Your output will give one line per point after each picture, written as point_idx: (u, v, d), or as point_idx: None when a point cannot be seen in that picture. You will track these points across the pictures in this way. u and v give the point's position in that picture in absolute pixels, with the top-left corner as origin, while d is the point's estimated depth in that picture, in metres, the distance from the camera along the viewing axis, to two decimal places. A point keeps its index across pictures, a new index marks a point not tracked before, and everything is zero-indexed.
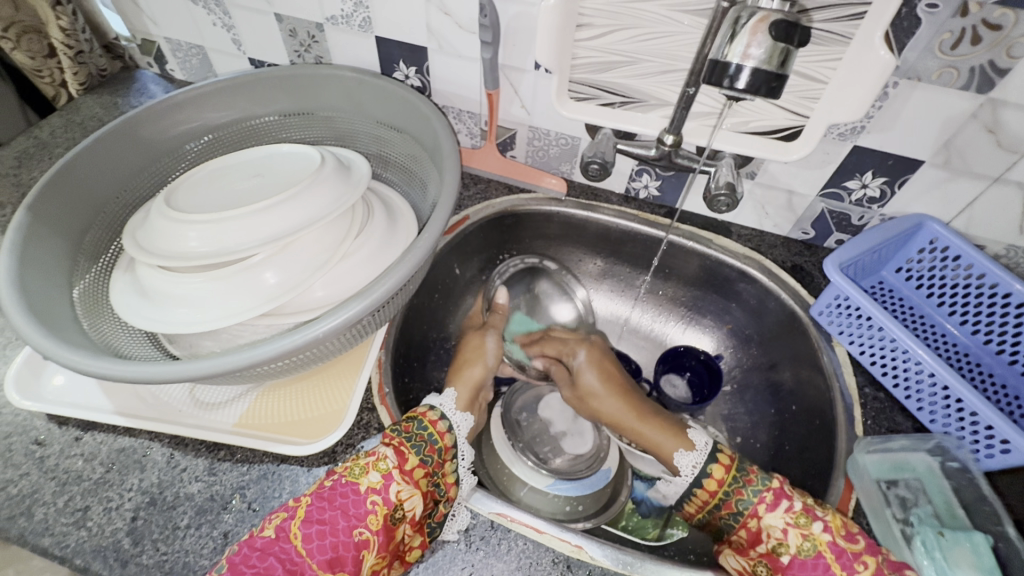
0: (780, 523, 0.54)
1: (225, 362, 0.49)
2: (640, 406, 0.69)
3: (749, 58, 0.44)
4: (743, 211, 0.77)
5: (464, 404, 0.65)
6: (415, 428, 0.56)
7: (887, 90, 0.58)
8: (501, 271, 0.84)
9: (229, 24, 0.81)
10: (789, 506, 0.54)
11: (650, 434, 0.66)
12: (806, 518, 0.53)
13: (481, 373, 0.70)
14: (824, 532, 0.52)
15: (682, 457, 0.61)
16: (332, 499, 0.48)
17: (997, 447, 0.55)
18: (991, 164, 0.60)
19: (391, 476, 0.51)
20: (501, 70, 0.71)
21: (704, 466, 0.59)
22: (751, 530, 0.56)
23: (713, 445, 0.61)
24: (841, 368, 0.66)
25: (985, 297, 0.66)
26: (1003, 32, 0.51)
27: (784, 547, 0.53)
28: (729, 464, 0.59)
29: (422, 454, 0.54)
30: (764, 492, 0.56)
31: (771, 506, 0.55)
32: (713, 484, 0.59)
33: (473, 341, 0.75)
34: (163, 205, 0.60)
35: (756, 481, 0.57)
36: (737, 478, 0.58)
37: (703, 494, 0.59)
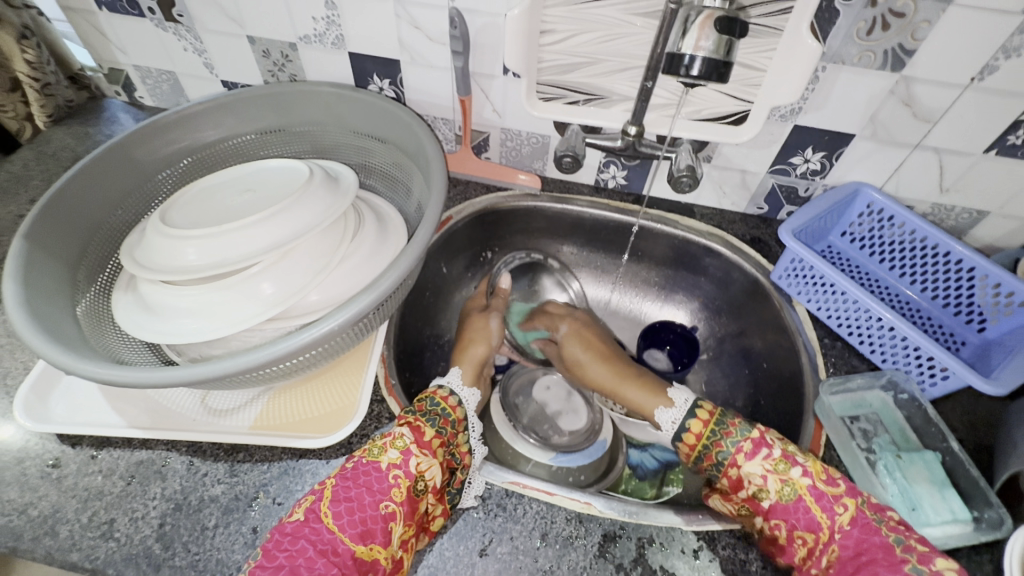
0: (759, 470, 0.58)
1: (236, 363, 0.51)
2: (625, 374, 0.75)
3: (700, 50, 0.50)
4: (704, 193, 0.84)
5: (471, 380, 0.72)
6: (428, 406, 0.61)
7: (817, 74, 0.66)
8: (505, 262, 0.90)
9: (200, 49, 0.83)
10: (768, 453, 0.58)
11: (633, 398, 0.73)
12: (784, 464, 0.57)
13: (484, 352, 0.77)
14: (803, 476, 0.56)
15: (662, 414, 0.68)
16: (356, 478, 0.52)
17: (938, 376, 0.63)
18: (910, 133, 0.69)
19: (410, 451, 0.54)
20: (472, 77, 0.76)
21: (684, 421, 0.65)
22: (733, 478, 0.59)
23: (694, 402, 0.66)
24: (802, 324, 0.73)
25: (918, 250, 0.74)
26: (908, 19, 0.59)
27: (765, 492, 0.57)
28: (708, 418, 0.64)
29: (438, 427, 0.59)
30: (743, 442, 0.60)
31: (749, 454, 0.59)
32: (692, 438, 0.64)
33: (478, 323, 0.80)
34: (159, 222, 0.62)
35: (735, 432, 0.61)
36: (715, 431, 0.62)
37: (685, 445, 0.65)
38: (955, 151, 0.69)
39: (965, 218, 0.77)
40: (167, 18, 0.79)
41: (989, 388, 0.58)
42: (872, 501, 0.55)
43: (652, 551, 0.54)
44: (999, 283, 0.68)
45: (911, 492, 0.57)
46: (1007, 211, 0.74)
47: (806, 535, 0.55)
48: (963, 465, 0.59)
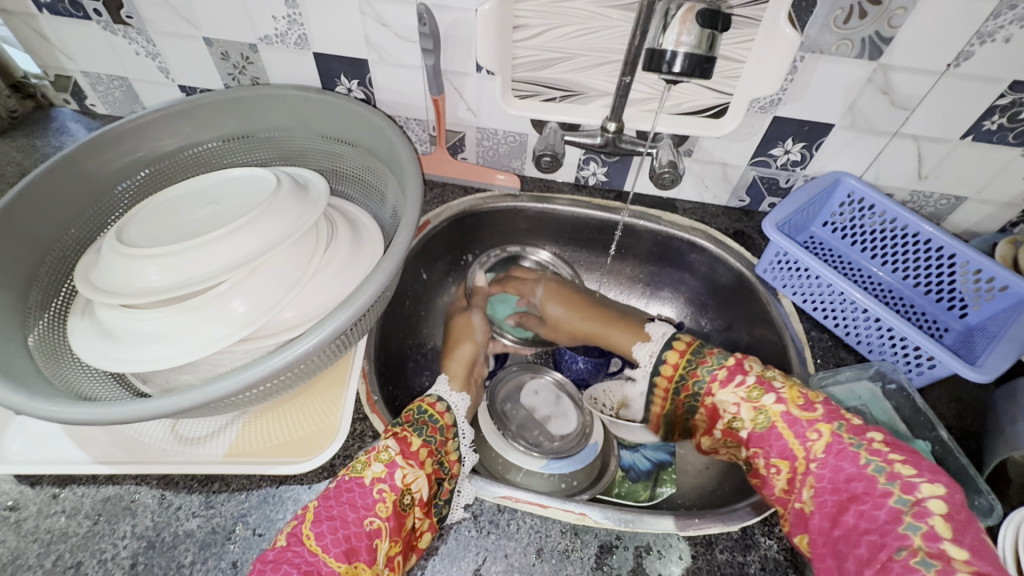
0: (732, 398, 0.62)
1: (205, 393, 0.48)
2: (608, 318, 0.79)
3: (682, 46, 0.48)
4: (686, 187, 0.83)
5: (461, 383, 0.70)
6: (416, 416, 0.60)
7: (795, 64, 0.65)
8: (481, 260, 0.88)
9: (154, 52, 0.78)
10: (740, 381, 0.61)
11: (619, 341, 0.77)
12: (757, 391, 0.60)
13: (472, 350, 0.75)
14: (776, 404, 0.58)
15: (642, 350, 0.73)
16: (338, 495, 0.50)
17: (925, 364, 0.63)
18: (888, 121, 0.69)
19: (395, 464, 0.53)
20: (444, 75, 0.73)
21: (660, 354, 0.71)
22: (710, 407, 0.64)
23: (672, 335, 0.71)
24: (788, 317, 0.73)
25: (900, 238, 0.74)
26: (883, 6, 0.58)
27: (740, 422, 0.61)
28: (683, 349, 0.69)
29: (426, 436, 0.58)
30: (718, 370, 0.64)
31: (723, 382, 0.63)
32: (670, 369, 0.69)
33: (460, 323, 0.79)
34: (115, 240, 0.58)
35: (710, 362, 0.65)
36: (692, 361, 0.67)
37: (662, 382, 0.71)
38: (932, 138, 0.69)
39: (944, 204, 0.78)
40: (115, 20, 0.74)
41: (975, 375, 0.58)
42: (852, 424, 0.55)
43: (650, 560, 0.53)
44: (980, 269, 0.68)
45: None
46: (984, 195, 0.75)
47: (781, 463, 0.57)
48: (952, 455, 0.58)
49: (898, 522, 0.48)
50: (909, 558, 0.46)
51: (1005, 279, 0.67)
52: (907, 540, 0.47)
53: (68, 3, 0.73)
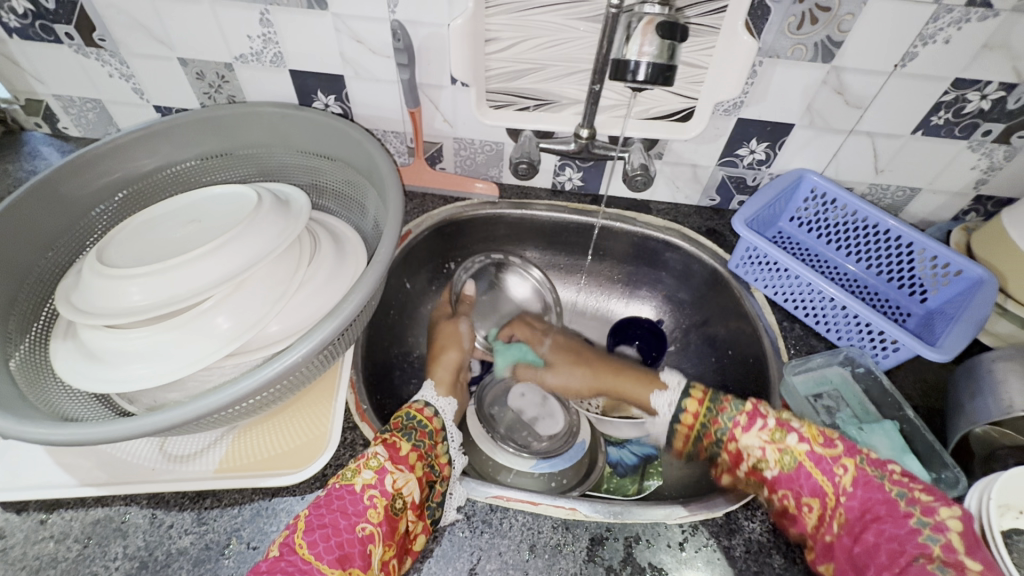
0: (757, 442, 0.62)
1: (196, 408, 0.48)
2: (615, 369, 0.83)
3: (645, 56, 0.51)
4: (658, 189, 0.86)
5: (446, 388, 0.76)
6: (405, 421, 0.62)
7: (755, 69, 0.68)
8: (466, 265, 0.89)
9: (127, 74, 0.78)
10: (763, 424, 0.63)
11: (631, 389, 0.80)
12: (779, 433, 0.61)
13: (457, 356, 0.81)
14: (800, 443, 0.60)
15: (660, 398, 0.75)
16: (329, 503, 0.51)
17: (890, 348, 0.66)
18: (844, 120, 0.73)
19: (384, 470, 0.54)
20: (420, 88, 0.75)
21: (680, 403, 0.72)
22: (733, 451, 0.65)
23: (686, 387, 0.73)
24: (761, 309, 0.76)
25: (861, 229, 0.78)
26: (833, 12, 0.62)
27: (765, 463, 0.61)
28: (701, 398, 0.70)
29: (415, 440, 0.59)
30: (738, 417, 0.65)
31: (746, 427, 0.64)
32: (691, 417, 0.71)
33: (447, 328, 0.84)
34: (96, 262, 0.58)
35: (729, 409, 0.66)
36: (711, 408, 0.69)
37: (683, 427, 0.72)
38: (886, 134, 0.73)
39: (900, 196, 0.82)
40: (88, 43, 0.74)
41: (935, 355, 0.61)
42: (872, 457, 0.58)
43: (641, 548, 0.55)
44: (935, 256, 0.72)
45: None
46: (937, 186, 0.79)
47: (813, 500, 0.58)
48: (919, 432, 0.62)
49: (918, 536, 0.51)
50: (928, 565, 0.49)
51: (959, 264, 0.70)
52: (926, 550, 0.50)
53: (38, 27, 0.73)
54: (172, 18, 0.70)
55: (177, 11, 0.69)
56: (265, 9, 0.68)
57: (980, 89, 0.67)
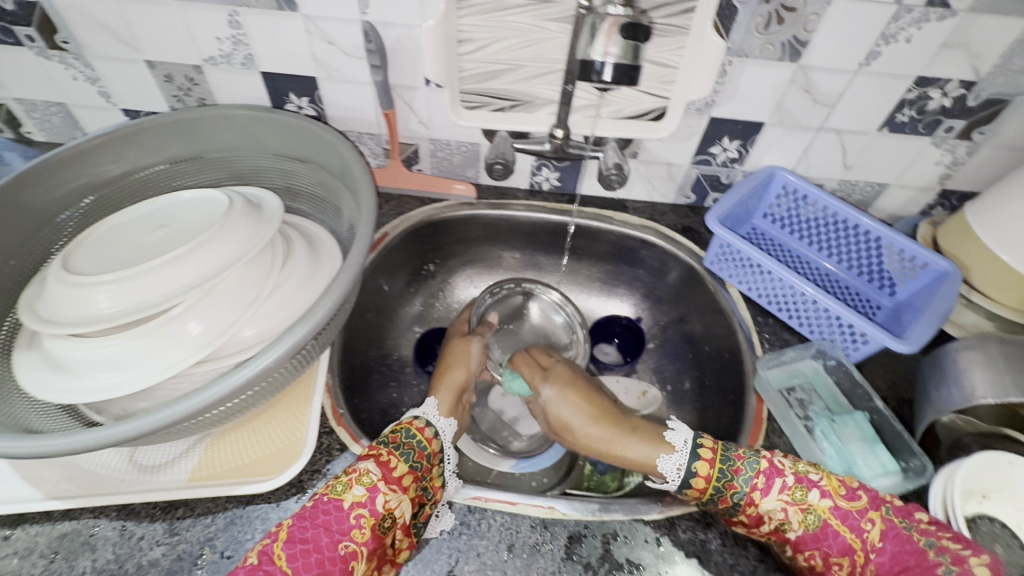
0: (779, 505, 0.53)
1: (165, 415, 0.48)
2: (622, 426, 0.64)
3: (610, 56, 0.51)
4: (634, 187, 0.87)
5: (447, 410, 0.65)
6: (402, 437, 0.57)
7: (725, 68, 0.69)
8: (494, 289, 0.84)
9: (93, 77, 0.77)
10: (783, 483, 0.54)
11: (633, 452, 0.61)
12: (801, 491, 0.53)
13: (464, 376, 0.70)
14: (824, 499, 0.53)
15: (665, 461, 0.58)
16: (314, 517, 0.49)
17: (860, 341, 0.67)
18: (812, 118, 0.74)
19: (376, 489, 0.51)
20: (394, 90, 0.74)
21: (689, 464, 0.57)
22: (753, 516, 0.54)
23: (694, 439, 0.59)
24: (736, 304, 0.77)
25: (832, 225, 0.80)
26: (798, 13, 0.63)
27: (789, 525, 0.53)
28: (713, 457, 0.57)
29: (412, 461, 0.55)
30: (755, 477, 0.54)
31: (765, 489, 0.54)
32: (702, 481, 0.56)
33: (458, 346, 0.74)
34: (60, 270, 0.57)
35: (744, 468, 0.55)
36: (724, 470, 0.56)
37: (694, 493, 0.57)
38: (854, 131, 0.75)
39: (869, 191, 0.84)
40: (50, 46, 0.72)
41: (903, 346, 0.63)
42: (895, 505, 0.53)
43: (618, 545, 0.55)
44: (903, 250, 0.74)
45: (846, 452, 0.61)
46: (904, 181, 0.81)
47: (842, 561, 0.52)
48: (889, 422, 0.64)
49: None
50: None
51: (925, 258, 0.72)
52: None
53: None
54: (138, 20, 0.69)
55: (143, 13, 0.68)
56: (234, 10, 0.67)
57: (941, 87, 0.69)
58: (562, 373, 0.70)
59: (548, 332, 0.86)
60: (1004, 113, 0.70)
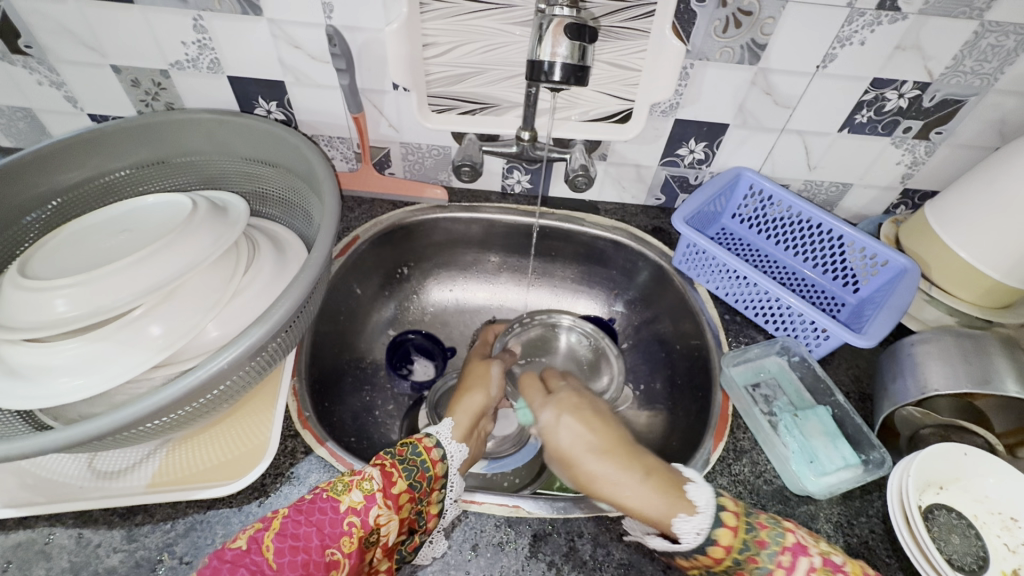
0: None
1: (120, 417, 0.47)
2: (633, 468, 0.55)
3: (557, 57, 0.52)
4: (605, 189, 0.88)
5: (463, 433, 0.61)
6: (408, 453, 0.55)
7: (687, 71, 0.71)
8: (522, 321, 0.85)
9: (58, 81, 0.76)
10: (810, 563, 0.47)
11: (642, 503, 0.52)
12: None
13: (482, 400, 0.66)
14: None
15: (682, 523, 0.50)
16: (309, 514, 0.48)
17: (822, 337, 0.68)
18: (775, 119, 0.76)
19: (373, 499, 0.49)
20: (362, 94, 0.75)
21: (710, 530, 0.49)
22: None
23: (717, 499, 0.51)
24: (704, 303, 0.78)
25: (797, 225, 0.81)
26: (755, 16, 0.64)
27: None
28: (737, 524, 0.49)
29: (413, 479, 0.53)
30: (781, 554, 0.48)
31: (790, 570, 0.47)
32: (721, 550, 0.49)
33: (479, 369, 0.71)
34: (18, 274, 0.57)
35: (769, 540, 0.48)
36: (747, 540, 0.49)
37: (707, 562, 0.50)
38: (815, 132, 0.77)
39: (834, 191, 0.86)
40: (13, 50, 0.72)
41: (862, 342, 0.64)
42: None
43: (583, 543, 0.55)
44: (864, 247, 0.75)
45: (808, 446, 0.61)
46: (867, 181, 0.83)
47: None
48: (851, 416, 0.64)
49: None
50: None
51: (886, 255, 0.74)
52: None
53: None
54: (101, 24, 0.69)
55: (105, 18, 0.68)
56: (199, 15, 0.67)
57: (897, 88, 0.70)
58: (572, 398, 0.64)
59: (580, 359, 0.85)
60: (959, 114, 0.73)
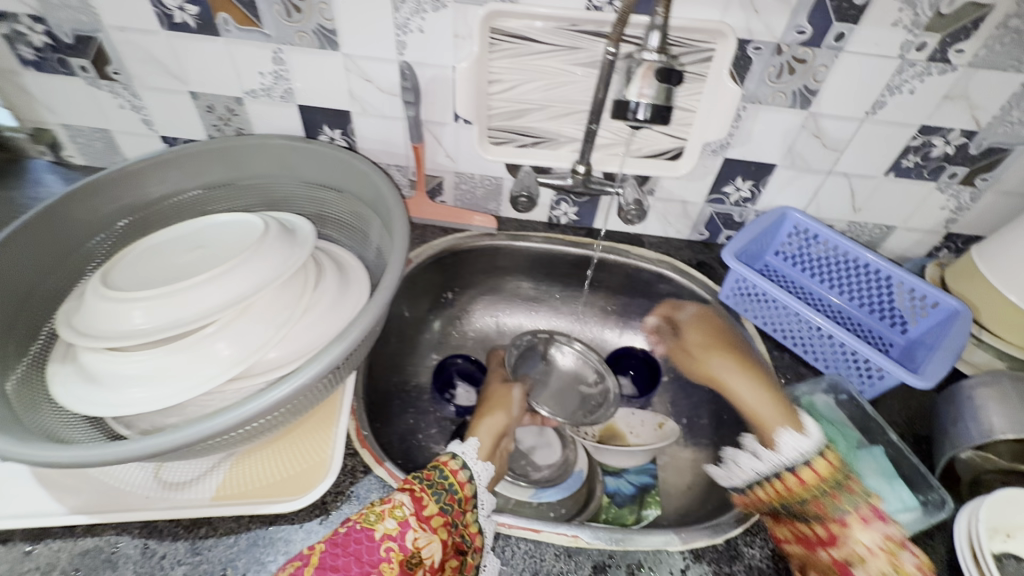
0: (868, 540, 0.53)
1: (199, 430, 0.48)
2: (756, 380, 0.72)
3: (644, 98, 0.55)
4: (650, 223, 0.90)
5: (486, 454, 0.66)
6: (436, 477, 0.56)
7: (739, 113, 0.73)
8: (516, 343, 0.87)
9: (138, 105, 0.81)
10: (885, 530, 0.54)
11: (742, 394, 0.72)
12: (897, 545, 0.53)
13: (504, 422, 0.72)
14: (915, 569, 0.51)
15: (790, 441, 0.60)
16: (346, 545, 0.49)
17: (876, 376, 0.68)
18: (822, 161, 0.78)
19: (407, 524, 0.51)
20: (424, 125, 0.78)
21: (805, 463, 0.58)
22: (831, 530, 0.55)
23: (812, 451, 0.59)
24: (751, 339, 0.79)
25: (843, 264, 0.82)
26: (808, 64, 0.67)
27: (861, 561, 0.53)
28: (828, 472, 0.57)
29: (443, 502, 0.54)
30: (861, 508, 0.55)
31: (868, 522, 0.54)
32: (798, 480, 0.58)
33: (498, 394, 0.77)
34: (100, 285, 0.59)
35: (854, 496, 0.56)
36: (833, 487, 0.57)
37: (781, 487, 0.59)
38: (861, 175, 0.79)
39: (877, 233, 0.87)
40: (101, 76, 0.77)
41: (919, 382, 0.64)
42: None
43: None
44: (913, 288, 0.76)
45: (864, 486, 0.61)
46: (910, 225, 0.85)
47: None
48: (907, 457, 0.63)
49: None
50: None
51: (936, 296, 0.74)
52: None
53: (53, 60, 0.75)
54: (186, 54, 0.73)
55: (191, 48, 0.72)
56: (280, 48, 0.71)
57: (944, 135, 0.72)
58: (711, 328, 0.82)
59: (582, 374, 0.88)
60: (1004, 162, 0.74)
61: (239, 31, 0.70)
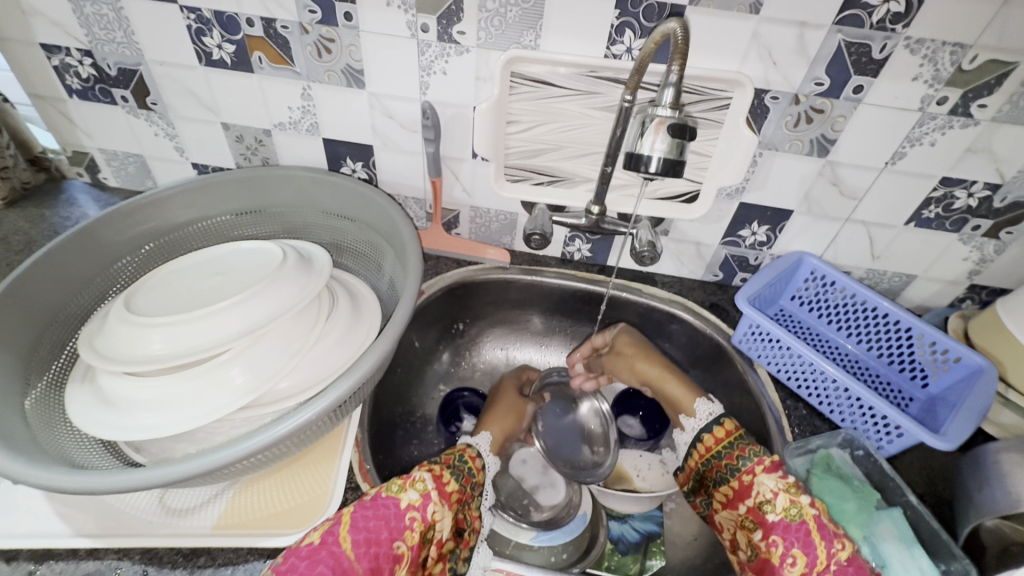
0: (771, 484, 0.58)
1: (205, 461, 0.49)
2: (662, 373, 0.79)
3: (656, 151, 0.55)
4: (664, 263, 0.90)
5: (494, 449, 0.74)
6: (455, 460, 0.62)
7: (756, 159, 0.73)
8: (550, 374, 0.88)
9: (172, 134, 0.84)
10: (783, 474, 0.59)
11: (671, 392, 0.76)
12: (797, 486, 0.58)
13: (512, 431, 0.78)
14: (811, 504, 0.56)
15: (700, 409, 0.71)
16: (375, 507, 0.50)
17: (894, 433, 0.66)
18: (840, 209, 0.77)
19: (429, 496, 0.53)
20: (443, 161, 0.80)
21: (702, 431, 0.69)
22: (743, 484, 0.61)
23: (718, 416, 0.69)
24: (765, 387, 0.77)
25: (861, 312, 0.80)
26: (826, 114, 0.67)
27: (770, 505, 0.58)
28: (723, 435, 0.67)
29: (460, 481, 0.59)
30: (762, 457, 0.62)
31: (768, 468, 0.60)
32: (704, 447, 0.68)
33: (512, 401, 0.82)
34: (123, 308, 0.61)
35: (751, 451, 0.63)
36: (732, 445, 0.65)
37: (700, 450, 0.68)
38: (880, 224, 0.78)
39: (897, 281, 0.85)
40: (140, 106, 0.81)
41: (939, 442, 0.62)
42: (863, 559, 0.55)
43: None
44: (934, 341, 0.74)
45: (879, 550, 0.57)
46: (931, 275, 0.83)
47: (800, 555, 0.54)
48: (924, 520, 0.61)
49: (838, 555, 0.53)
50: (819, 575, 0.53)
51: (957, 351, 0.72)
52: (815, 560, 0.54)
53: (98, 90, 0.80)
54: (220, 87, 0.77)
55: (225, 82, 0.76)
56: (308, 85, 0.74)
57: (966, 188, 0.71)
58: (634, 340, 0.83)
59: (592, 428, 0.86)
60: None
61: (272, 68, 0.73)
